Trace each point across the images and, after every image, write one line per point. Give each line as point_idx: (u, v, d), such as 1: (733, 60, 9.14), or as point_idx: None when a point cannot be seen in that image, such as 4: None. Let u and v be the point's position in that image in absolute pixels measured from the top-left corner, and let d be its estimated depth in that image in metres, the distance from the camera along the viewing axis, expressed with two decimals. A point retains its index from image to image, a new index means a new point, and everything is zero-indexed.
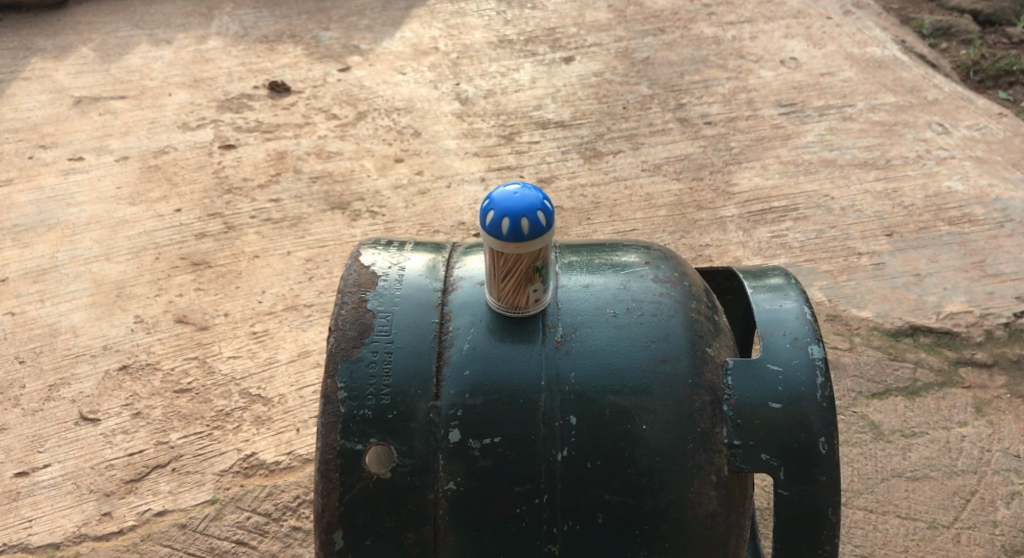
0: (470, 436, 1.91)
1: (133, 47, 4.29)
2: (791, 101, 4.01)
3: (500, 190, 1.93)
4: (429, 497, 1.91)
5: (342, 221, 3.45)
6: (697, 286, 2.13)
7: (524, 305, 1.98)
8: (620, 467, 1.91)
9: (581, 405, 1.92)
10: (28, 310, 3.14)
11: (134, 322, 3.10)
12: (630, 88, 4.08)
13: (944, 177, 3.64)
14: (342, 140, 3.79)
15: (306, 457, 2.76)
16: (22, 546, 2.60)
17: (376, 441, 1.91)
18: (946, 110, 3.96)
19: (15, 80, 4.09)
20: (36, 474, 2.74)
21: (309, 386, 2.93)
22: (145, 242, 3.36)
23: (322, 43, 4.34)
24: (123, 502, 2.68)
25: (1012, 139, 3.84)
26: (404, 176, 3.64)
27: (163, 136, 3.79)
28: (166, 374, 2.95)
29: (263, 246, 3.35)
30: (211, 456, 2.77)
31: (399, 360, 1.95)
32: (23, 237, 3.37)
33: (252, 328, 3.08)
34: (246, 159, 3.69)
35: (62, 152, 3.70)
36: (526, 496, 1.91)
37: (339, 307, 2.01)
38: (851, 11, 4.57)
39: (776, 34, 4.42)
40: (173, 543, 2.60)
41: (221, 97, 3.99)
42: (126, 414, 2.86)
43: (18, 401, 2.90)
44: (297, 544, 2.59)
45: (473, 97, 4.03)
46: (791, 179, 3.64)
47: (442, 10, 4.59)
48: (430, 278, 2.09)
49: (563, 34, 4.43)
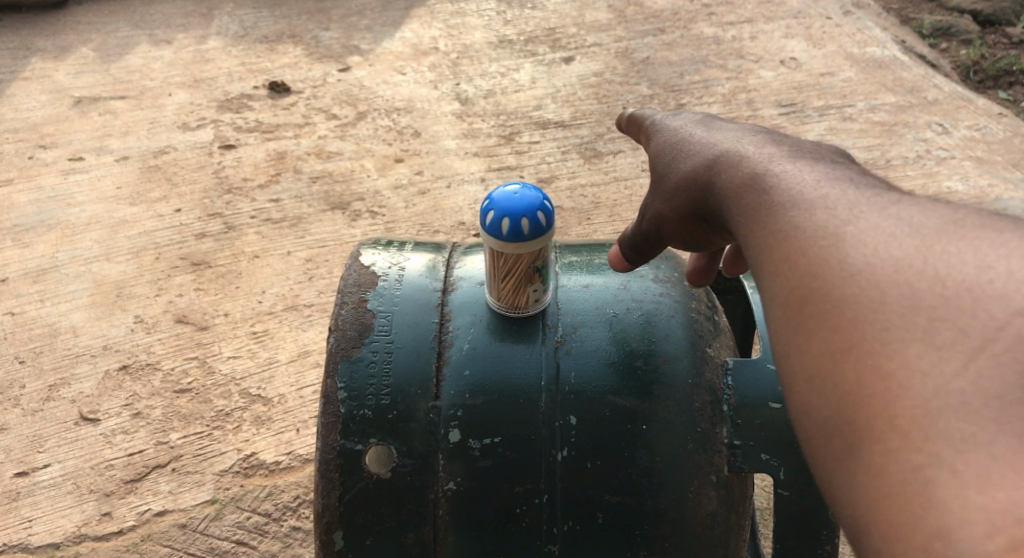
0: (470, 436, 1.91)
1: (133, 47, 4.30)
2: (791, 101, 4.01)
3: (500, 190, 1.92)
4: (429, 497, 1.91)
5: (343, 221, 3.45)
6: (696, 286, 2.14)
7: (524, 305, 1.99)
8: (620, 467, 1.90)
9: (581, 405, 1.92)
10: (28, 310, 3.14)
11: (133, 322, 3.10)
12: (630, 88, 4.08)
13: (943, 177, 3.64)
14: (342, 141, 3.79)
15: (306, 457, 2.76)
16: (22, 546, 2.59)
17: (376, 441, 1.90)
18: (946, 110, 3.97)
19: (15, 80, 4.09)
20: (35, 474, 2.74)
21: (309, 386, 2.93)
22: (145, 242, 3.36)
23: (322, 43, 4.35)
24: (123, 502, 2.68)
25: (1012, 139, 3.84)
26: (404, 176, 3.64)
27: (163, 136, 3.80)
28: (166, 374, 2.95)
29: (263, 245, 3.35)
30: (211, 456, 2.76)
31: (399, 360, 1.96)
32: (23, 237, 3.37)
33: (252, 328, 3.08)
34: (246, 159, 3.69)
35: (62, 152, 3.70)
36: (527, 496, 1.90)
37: (339, 307, 2.01)
38: (851, 11, 4.58)
39: (776, 34, 4.42)
40: (173, 543, 2.60)
41: (221, 97, 4.00)
42: (126, 414, 2.85)
43: (18, 401, 2.89)
44: (297, 544, 2.59)
45: (473, 97, 4.03)
46: None
47: (442, 10, 4.60)
48: (430, 279, 2.10)
49: (563, 34, 4.43)
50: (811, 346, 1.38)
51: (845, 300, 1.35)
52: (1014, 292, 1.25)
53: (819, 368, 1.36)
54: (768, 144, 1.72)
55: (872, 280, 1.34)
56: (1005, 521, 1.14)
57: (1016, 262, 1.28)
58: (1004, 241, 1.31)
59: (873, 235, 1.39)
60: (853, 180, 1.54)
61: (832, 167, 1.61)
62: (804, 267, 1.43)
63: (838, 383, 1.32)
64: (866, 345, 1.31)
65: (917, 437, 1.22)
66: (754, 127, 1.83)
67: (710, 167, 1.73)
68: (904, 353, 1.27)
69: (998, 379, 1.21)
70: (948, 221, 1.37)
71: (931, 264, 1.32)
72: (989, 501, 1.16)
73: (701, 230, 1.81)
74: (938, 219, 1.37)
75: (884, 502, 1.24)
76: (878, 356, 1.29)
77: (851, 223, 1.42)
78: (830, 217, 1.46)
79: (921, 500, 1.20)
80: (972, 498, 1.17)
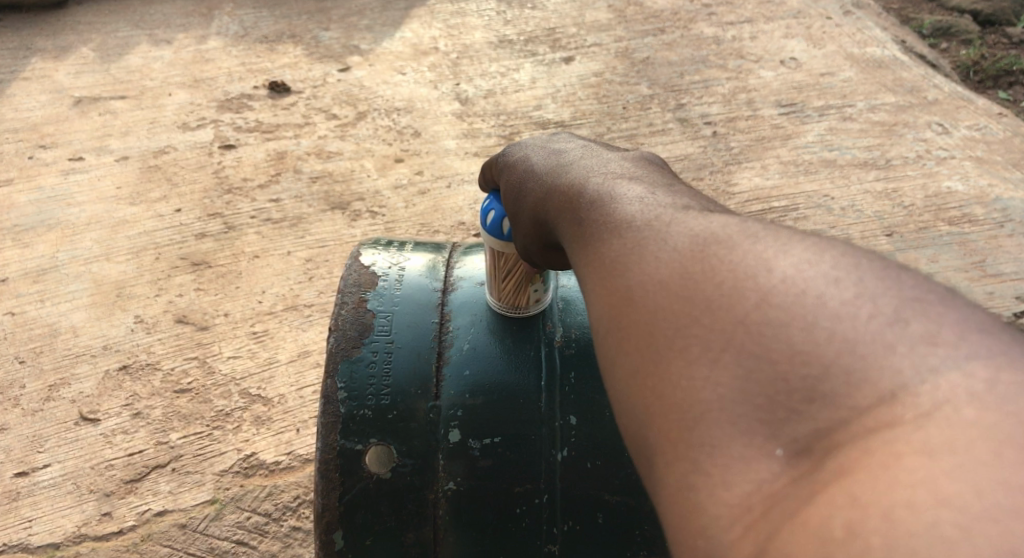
0: (470, 436, 1.91)
1: (133, 47, 4.30)
2: (791, 101, 4.01)
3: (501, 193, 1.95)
4: (429, 497, 1.91)
5: (343, 221, 3.45)
6: None
7: (524, 305, 2.00)
8: (620, 467, 1.90)
9: (581, 405, 1.93)
10: (29, 310, 3.14)
11: (134, 322, 3.10)
12: (630, 88, 4.08)
13: (944, 177, 3.63)
14: (342, 141, 3.79)
15: (306, 457, 2.76)
16: (22, 547, 2.59)
17: (376, 441, 1.90)
18: (946, 111, 3.97)
19: (15, 80, 4.09)
20: (36, 474, 2.73)
21: (309, 386, 2.93)
22: (146, 242, 3.36)
23: (322, 43, 4.35)
24: (123, 502, 2.67)
25: (1012, 139, 3.84)
26: (404, 176, 3.64)
27: (163, 136, 3.80)
28: (166, 374, 2.95)
29: (263, 246, 3.35)
30: (211, 456, 2.76)
31: (399, 360, 1.96)
32: (23, 238, 3.37)
33: (252, 328, 3.08)
34: (246, 159, 3.69)
35: (63, 152, 3.70)
36: (527, 496, 1.90)
37: (339, 307, 2.01)
38: (851, 11, 4.58)
39: (776, 34, 4.42)
40: (173, 543, 2.59)
41: (221, 97, 4.00)
42: (126, 414, 2.85)
43: (18, 401, 2.89)
44: (297, 544, 2.59)
45: (473, 97, 4.03)
46: (791, 179, 3.63)
47: (442, 10, 4.60)
48: (430, 278, 2.10)
49: (563, 34, 4.43)
50: (606, 377, 1.32)
51: (614, 327, 1.30)
52: (743, 298, 1.19)
53: (610, 397, 1.30)
54: (586, 169, 1.67)
55: (639, 303, 1.28)
56: (744, 514, 1.10)
57: (750, 268, 1.22)
58: (748, 245, 1.25)
59: (645, 257, 1.33)
60: (644, 200, 1.48)
61: (635, 183, 1.56)
62: (595, 298, 1.37)
63: (622, 410, 1.27)
64: (634, 367, 1.25)
65: (677, 448, 1.17)
66: (585, 146, 1.82)
67: (537, 198, 1.71)
68: (664, 370, 1.22)
69: (734, 384, 1.16)
70: (707, 230, 1.31)
71: (687, 282, 1.25)
72: (731, 498, 1.11)
73: (560, 257, 1.78)
74: (699, 232, 1.31)
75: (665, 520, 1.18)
76: (644, 378, 1.24)
77: (629, 250, 1.36)
78: (617, 241, 1.40)
79: (686, 508, 1.14)
80: (717, 498, 1.12)
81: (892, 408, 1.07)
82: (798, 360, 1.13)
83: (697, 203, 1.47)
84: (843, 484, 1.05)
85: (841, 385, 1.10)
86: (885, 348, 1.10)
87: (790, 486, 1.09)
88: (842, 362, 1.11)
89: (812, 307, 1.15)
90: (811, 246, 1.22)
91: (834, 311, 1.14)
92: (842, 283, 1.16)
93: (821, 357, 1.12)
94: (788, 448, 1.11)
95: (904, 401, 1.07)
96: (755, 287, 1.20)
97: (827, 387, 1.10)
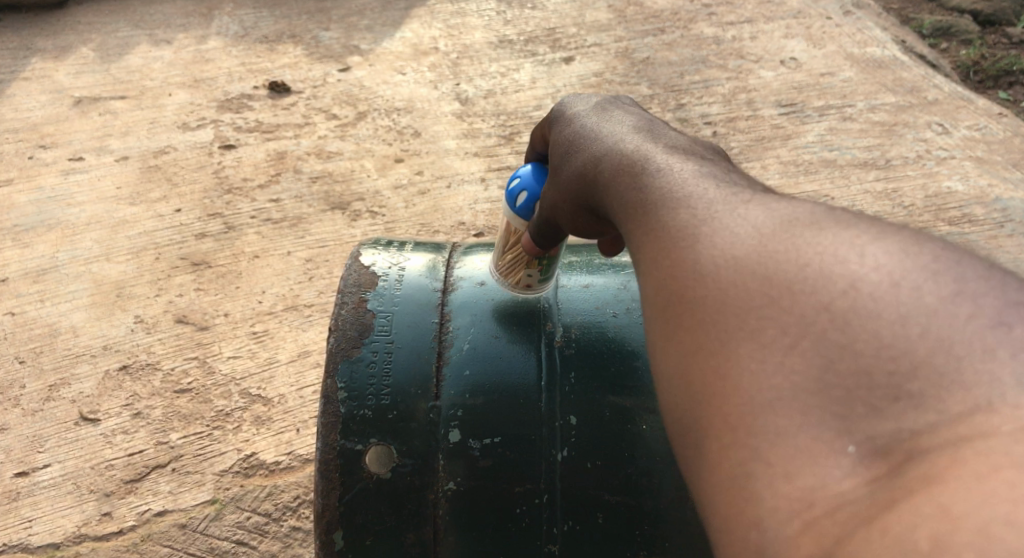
0: (470, 437, 1.91)
1: (133, 47, 4.30)
2: (791, 101, 4.01)
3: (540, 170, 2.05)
4: (429, 497, 1.91)
5: (343, 221, 3.45)
6: None
7: (515, 282, 2.07)
8: (620, 467, 1.90)
9: (582, 405, 1.93)
10: (28, 310, 3.14)
11: (133, 322, 3.10)
12: (630, 88, 4.08)
13: (944, 178, 3.63)
14: (342, 140, 3.79)
15: (306, 457, 2.76)
16: (22, 547, 2.59)
17: (376, 441, 1.90)
18: (946, 111, 3.97)
19: (15, 80, 4.09)
20: (36, 474, 2.73)
21: (309, 386, 2.93)
22: (145, 242, 3.36)
23: (322, 43, 4.35)
24: (123, 502, 2.67)
25: (1012, 139, 3.84)
26: (404, 176, 3.64)
27: (163, 136, 3.80)
28: (166, 374, 2.95)
29: (263, 246, 3.35)
30: (211, 456, 2.76)
31: (399, 360, 1.96)
32: (23, 238, 3.37)
33: (252, 328, 3.08)
34: (245, 159, 3.69)
35: (62, 152, 3.70)
36: (527, 496, 1.90)
37: (339, 307, 2.01)
38: (851, 11, 4.58)
39: (776, 34, 4.42)
40: (173, 543, 2.59)
41: (221, 97, 4.00)
42: (126, 414, 2.85)
43: (18, 401, 2.89)
44: (297, 544, 2.60)
45: (472, 97, 4.03)
46: (791, 179, 3.62)
47: (442, 10, 4.60)
48: (430, 278, 2.10)
49: (563, 34, 4.43)
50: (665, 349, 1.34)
51: (684, 303, 1.32)
52: (831, 284, 1.21)
53: (667, 373, 1.33)
54: (647, 141, 1.65)
55: (715, 282, 1.30)
56: (805, 508, 1.13)
57: (840, 254, 1.23)
58: (835, 231, 1.26)
59: (720, 235, 1.35)
60: (717, 178, 1.49)
61: (704, 162, 1.56)
62: (661, 266, 1.38)
63: (680, 385, 1.29)
64: (703, 346, 1.27)
65: (741, 434, 1.20)
66: (645, 120, 1.78)
67: (591, 168, 1.69)
68: (735, 353, 1.24)
69: (810, 374, 1.18)
70: (790, 213, 1.32)
71: (767, 262, 1.27)
72: (794, 490, 1.15)
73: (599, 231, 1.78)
74: (782, 215, 1.33)
75: (716, 502, 1.21)
76: (713, 357, 1.26)
77: (703, 224, 1.38)
78: (689, 213, 1.41)
79: (742, 496, 1.18)
80: (779, 490, 1.16)
81: (988, 417, 1.08)
82: (886, 354, 1.15)
83: (770, 189, 1.48)
84: (930, 492, 1.06)
85: (929, 387, 1.12)
86: (985, 353, 1.12)
87: (863, 482, 1.12)
88: (933, 363, 1.13)
89: (906, 303, 1.17)
90: (905, 240, 1.23)
91: (930, 309, 1.16)
92: (942, 278, 1.18)
93: (912, 353, 1.14)
94: (861, 445, 1.13)
95: (1003, 411, 1.08)
96: (844, 273, 1.21)
97: (913, 386, 1.13)
